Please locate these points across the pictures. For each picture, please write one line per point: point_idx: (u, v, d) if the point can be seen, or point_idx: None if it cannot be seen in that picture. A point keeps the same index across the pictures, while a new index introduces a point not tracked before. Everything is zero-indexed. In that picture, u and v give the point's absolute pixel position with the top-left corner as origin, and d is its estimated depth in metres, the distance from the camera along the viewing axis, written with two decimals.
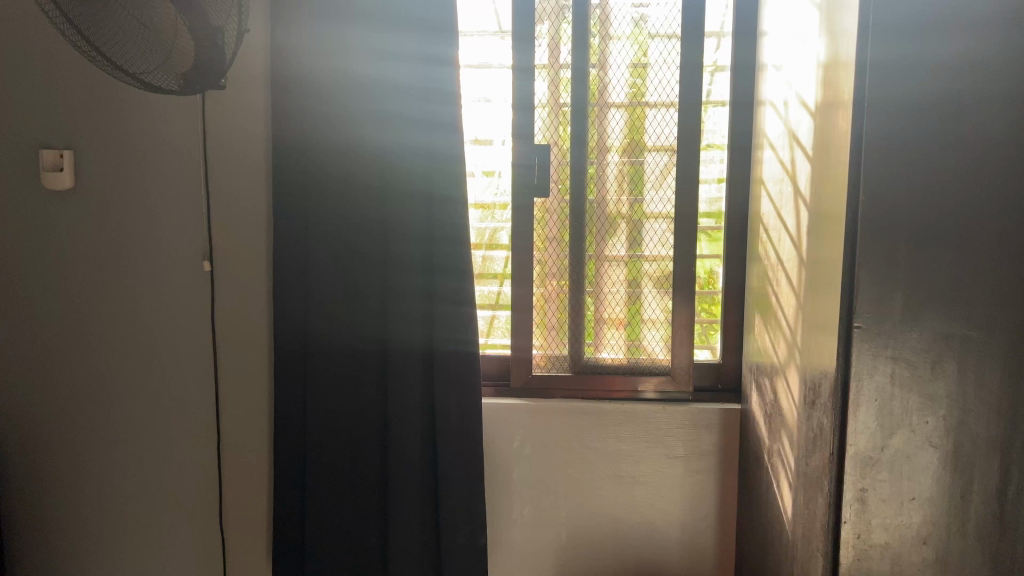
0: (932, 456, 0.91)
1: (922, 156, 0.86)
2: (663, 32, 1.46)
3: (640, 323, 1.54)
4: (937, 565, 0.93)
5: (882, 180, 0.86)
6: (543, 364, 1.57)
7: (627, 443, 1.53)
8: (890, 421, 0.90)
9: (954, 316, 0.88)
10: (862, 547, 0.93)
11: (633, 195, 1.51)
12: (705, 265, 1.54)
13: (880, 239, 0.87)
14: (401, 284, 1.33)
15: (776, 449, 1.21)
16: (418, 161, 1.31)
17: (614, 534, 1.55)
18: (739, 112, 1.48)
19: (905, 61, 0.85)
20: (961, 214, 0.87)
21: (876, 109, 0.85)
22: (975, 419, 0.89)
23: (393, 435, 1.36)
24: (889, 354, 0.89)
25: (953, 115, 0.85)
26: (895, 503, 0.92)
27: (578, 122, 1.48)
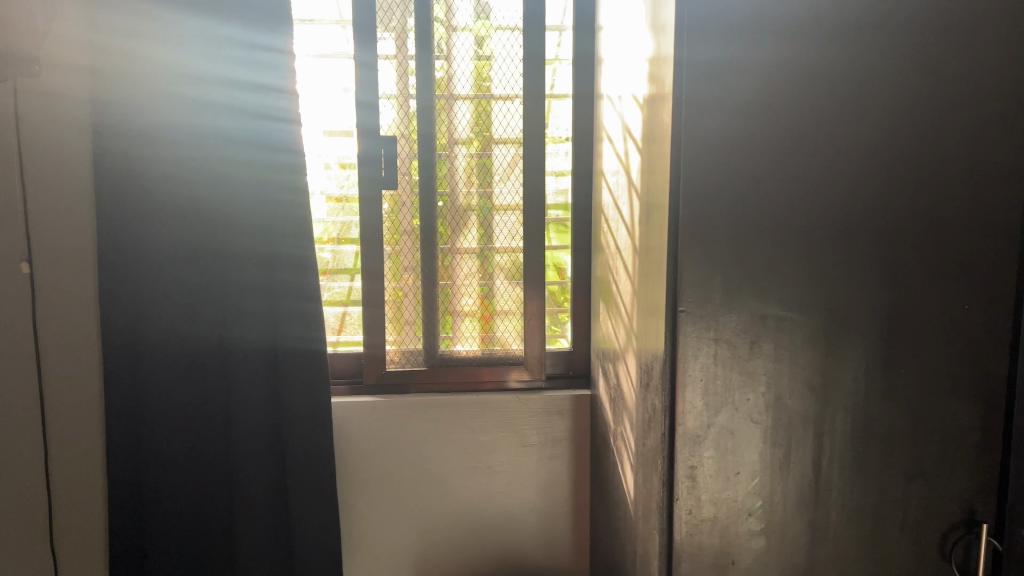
0: (754, 430, 0.96)
1: (736, 147, 0.90)
2: (506, 24, 1.47)
3: (494, 315, 1.56)
4: (763, 535, 0.98)
5: (699, 170, 0.90)
6: (396, 359, 1.55)
7: (484, 435, 1.53)
8: (715, 400, 0.95)
9: (769, 299, 0.93)
10: (694, 522, 0.97)
11: (482, 186, 1.51)
12: (557, 257, 1.57)
13: (700, 227, 0.91)
14: (241, 280, 1.30)
15: (619, 432, 1.25)
16: (256, 152, 1.27)
17: (474, 526, 1.55)
18: (582, 105, 1.51)
19: (716, 58, 0.89)
20: (773, 201, 0.91)
21: (693, 103, 0.89)
22: (789, 395, 0.95)
23: (240, 437, 1.32)
24: (711, 335, 0.94)
25: (769, 111, 0.89)
26: (722, 478, 0.97)
27: (426, 121, 1.47)
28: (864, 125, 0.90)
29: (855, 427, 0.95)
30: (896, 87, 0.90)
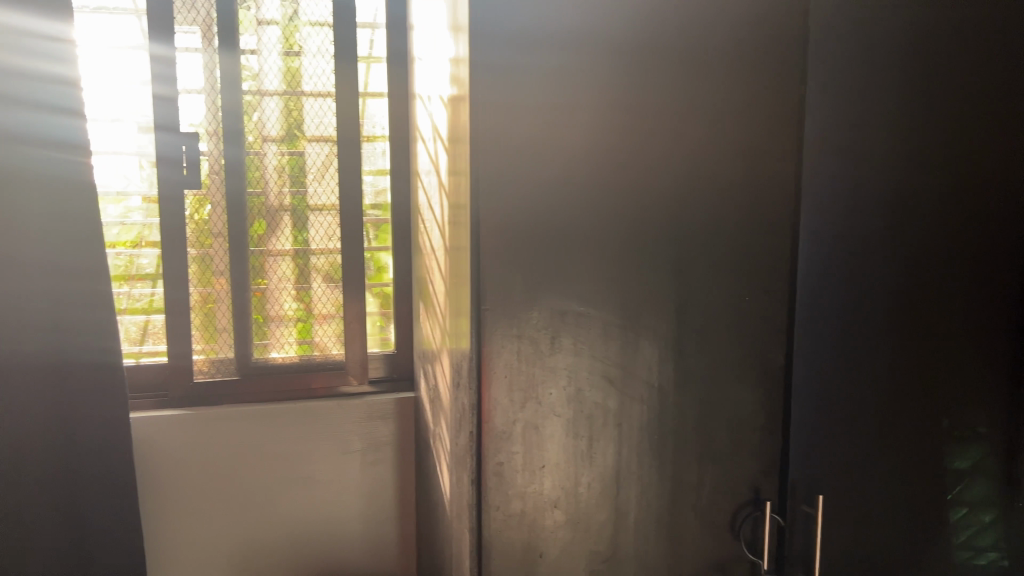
0: (557, 424, 0.98)
1: (530, 148, 0.91)
2: (316, 20, 1.43)
3: (312, 319, 1.51)
4: (568, 525, 1.00)
5: (496, 171, 0.90)
6: (205, 368, 1.46)
7: (303, 444, 1.49)
8: (520, 395, 0.96)
9: (568, 295, 0.95)
10: (502, 518, 0.98)
11: (294, 187, 1.46)
12: (378, 258, 1.54)
13: (499, 225, 0.92)
14: (18, 287, 1.19)
15: (437, 432, 1.24)
16: (37, 147, 1.17)
17: (296, 538, 1.50)
18: (396, 104, 1.49)
19: (509, 61, 0.89)
20: (568, 200, 0.93)
21: (490, 105, 0.89)
22: (588, 387, 0.98)
23: (21, 458, 1.20)
24: (514, 332, 0.95)
25: (564, 114, 0.92)
26: (528, 472, 0.98)
27: (232, 119, 1.40)
28: (649, 128, 0.94)
29: (648, 416, 1.00)
30: (677, 93, 0.95)
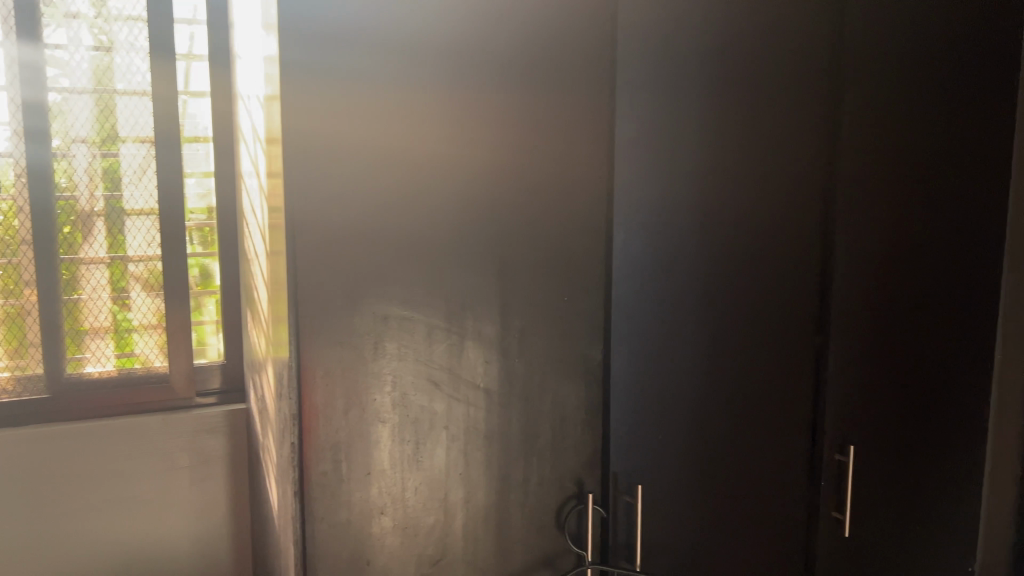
0: (382, 430, 0.96)
1: (346, 151, 0.90)
2: (128, 13, 1.35)
3: (131, 331, 1.42)
4: (396, 530, 0.99)
5: (310, 174, 0.88)
6: (9, 386, 1.35)
7: (124, 462, 1.40)
8: (343, 402, 0.94)
9: (391, 299, 0.95)
10: (327, 528, 0.95)
11: (108, 190, 1.38)
12: (203, 263, 1.46)
13: (315, 229, 0.90)
14: None
15: (264, 444, 1.19)
16: None
17: (118, 562, 1.41)
18: (220, 104, 1.42)
19: (320, 64, 0.88)
20: (386, 204, 0.93)
21: (304, 108, 0.87)
22: (414, 391, 0.97)
23: None
24: (336, 338, 0.93)
25: (383, 118, 0.91)
26: (353, 480, 0.96)
27: (34, 117, 1.31)
28: (469, 132, 0.96)
29: (476, 417, 1.01)
30: (492, 98, 0.96)
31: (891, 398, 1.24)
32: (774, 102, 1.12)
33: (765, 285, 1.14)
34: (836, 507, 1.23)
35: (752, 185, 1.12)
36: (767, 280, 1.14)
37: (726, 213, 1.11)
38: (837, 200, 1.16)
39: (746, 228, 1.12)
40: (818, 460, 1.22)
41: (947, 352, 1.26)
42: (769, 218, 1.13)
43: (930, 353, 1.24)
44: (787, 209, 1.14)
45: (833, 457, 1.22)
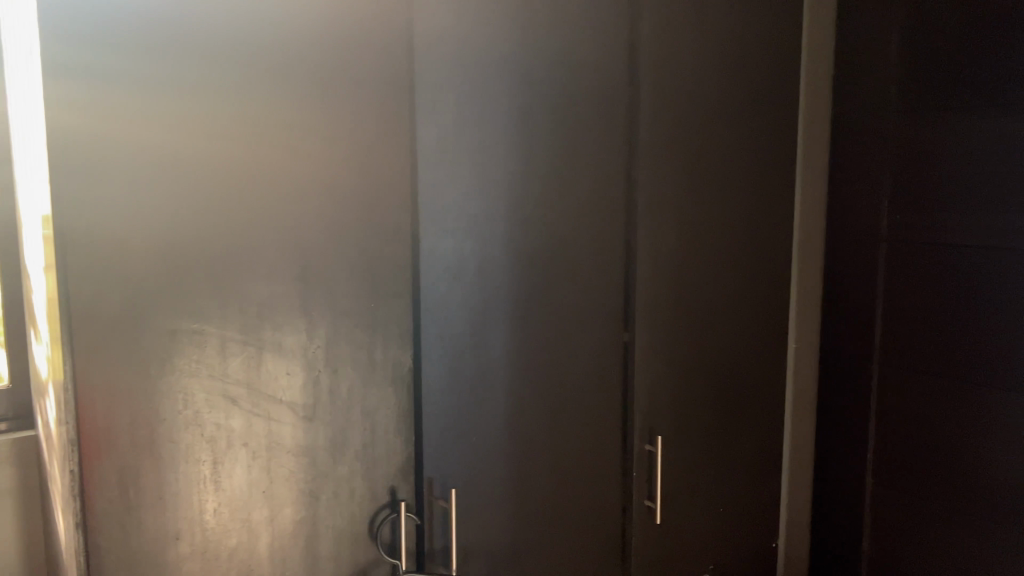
0: (175, 451, 0.90)
1: (123, 155, 0.84)
2: None
3: None
4: (193, 556, 0.93)
5: (81, 180, 0.82)
6: None
7: None
8: (127, 425, 0.88)
9: (180, 312, 0.89)
10: (113, 560, 0.88)
11: None
12: None
13: (87, 240, 0.83)
14: None
15: (50, 474, 1.09)
16: None
17: None
18: None
19: (88, 61, 0.81)
20: (170, 212, 0.87)
21: (64, 106, 0.81)
22: (209, 408, 0.92)
23: None
24: (117, 356, 0.86)
25: (155, 117, 0.85)
26: (142, 507, 0.89)
27: None
28: (261, 136, 0.92)
29: (279, 432, 0.96)
30: (285, 99, 0.93)
31: (694, 387, 1.36)
32: (577, 110, 1.17)
33: (572, 287, 1.19)
34: (648, 495, 1.31)
35: (557, 190, 1.16)
36: (574, 282, 1.19)
37: (533, 217, 1.14)
38: (637, 206, 1.25)
39: (553, 231, 1.17)
40: (631, 452, 1.28)
41: (731, 341, 1.41)
42: (574, 220, 1.18)
43: (721, 341, 1.39)
44: (591, 211, 1.20)
45: (643, 448, 1.30)
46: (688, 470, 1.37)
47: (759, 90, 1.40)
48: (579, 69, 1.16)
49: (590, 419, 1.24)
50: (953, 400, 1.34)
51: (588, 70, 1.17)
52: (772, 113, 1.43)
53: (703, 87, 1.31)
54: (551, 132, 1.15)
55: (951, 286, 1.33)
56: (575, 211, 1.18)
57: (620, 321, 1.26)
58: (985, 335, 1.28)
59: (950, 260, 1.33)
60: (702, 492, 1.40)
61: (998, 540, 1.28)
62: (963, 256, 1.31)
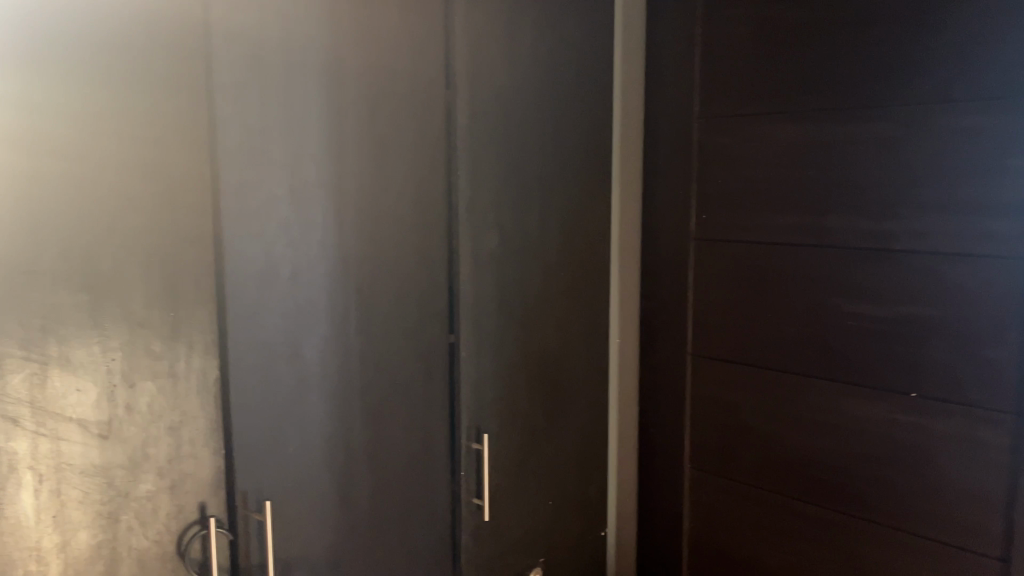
0: None
1: None
2: None
3: None
4: None
5: None
6: None
7: None
8: None
9: None
10: None
11: None
12: None
13: None
14: None
15: None
16: None
17: None
18: None
19: None
20: None
21: None
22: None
23: None
24: None
25: None
26: None
27: None
28: (31, 134, 0.83)
29: (69, 452, 0.89)
30: (71, 97, 0.85)
31: (519, 384, 1.39)
32: (393, 112, 1.17)
33: (392, 290, 1.19)
34: (476, 494, 1.33)
35: (375, 192, 1.16)
36: (394, 284, 1.19)
37: (350, 219, 1.13)
38: (458, 208, 1.25)
39: (372, 234, 1.16)
40: (459, 452, 1.30)
41: (556, 338, 1.45)
42: (393, 223, 1.18)
43: (546, 339, 1.43)
44: (409, 214, 1.20)
45: (471, 446, 1.31)
46: (517, 466, 1.40)
47: (574, 95, 1.45)
48: (394, 70, 1.16)
49: (418, 420, 1.25)
50: (756, 385, 1.43)
51: (404, 70, 1.17)
52: (587, 117, 1.49)
53: (519, 91, 1.34)
54: (364, 133, 1.14)
55: (758, 282, 1.42)
56: (393, 213, 1.18)
57: (444, 321, 1.27)
58: (783, 324, 1.38)
59: (752, 259, 1.42)
60: (531, 487, 1.44)
61: (798, 511, 1.39)
62: (762, 252, 1.41)
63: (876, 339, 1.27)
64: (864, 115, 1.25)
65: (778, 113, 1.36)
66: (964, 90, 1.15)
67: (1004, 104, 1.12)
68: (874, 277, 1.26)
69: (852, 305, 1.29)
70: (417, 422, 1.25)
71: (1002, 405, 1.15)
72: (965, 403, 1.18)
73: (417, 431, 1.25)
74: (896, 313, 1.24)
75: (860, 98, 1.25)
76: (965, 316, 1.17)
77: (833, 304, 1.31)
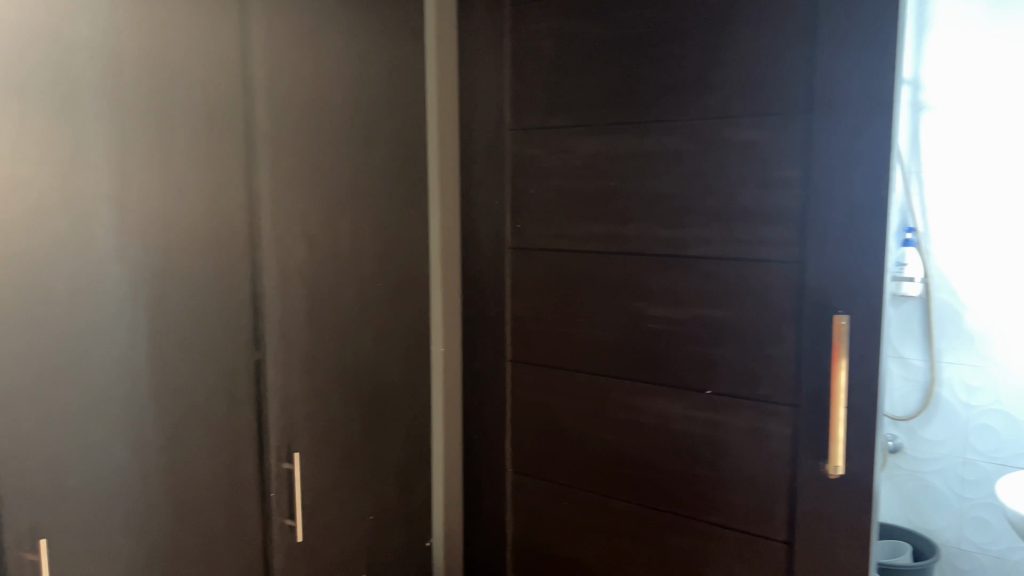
0: None
1: None
2: None
3: None
4: None
5: None
6: None
7: None
8: None
9: None
10: None
11: None
12: None
13: None
14: None
15: None
16: None
17: None
18: None
19: None
20: None
21: None
22: None
23: None
24: None
25: None
26: None
27: None
28: None
29: None
30: None
31: (335, 399, 1.36)
32: (190, 117, 1.10)
33: (192, 305, 1.13)
34: (288, 514, 1.29)
35: (170, 202, 1.08)
36: (195, 298, 1.13)
37: (143, 231, 1.05)
38: (261, 219, 1.21)
39: (169, 246, 1.09)
40: (268, 473, 1.25)
41: (373, 350, 1.44)
42: (193, 234, 1.12)
43: (363, 352, 1.41)
44: (212, 227, 1.14)
45: (281, 466, 1.27)
46: (334, 482, 1.37)
47: (386, 104, 1.43)
48: (189, 73, 1.10)
49: (224, 442, 1.19)
50: (570, 388, 1.47)
51: (201, 73, 1.11)
52: (402, 128, 1.47)
53: (327, 99, 1.31)
54: (157, 139, 1.06)
55: (570, 289, 1.46)
56: (190, 227, 1.11)
57: (250, 341, 1.21)
58: (592, 328, 1.43)
59: (565, 266, 1.46)
60: (349, 503, 1.41)
61: (611, 509, 1.44)
62: (571, 259, 1.45)
63: (675, 341, 1.34)
64: (658, 129, 1.32)
65: (581, 125, 1.41)
66: (741, 107, 1.24)
67: (775, 120, 1.21)
68: (670, 283, 1.33)
69: (653, 308, 1.35)
70: (223, 444, 1.19)
71: (782, 398, 1.24)
72: (755, 398, 1.26)
73: (225, 453, 1.19)
74: (690, 315, 1.32)
75: (660, 111, 1.31)
76: (750, 316, 1.26)
77: (637, 308, 1.37)
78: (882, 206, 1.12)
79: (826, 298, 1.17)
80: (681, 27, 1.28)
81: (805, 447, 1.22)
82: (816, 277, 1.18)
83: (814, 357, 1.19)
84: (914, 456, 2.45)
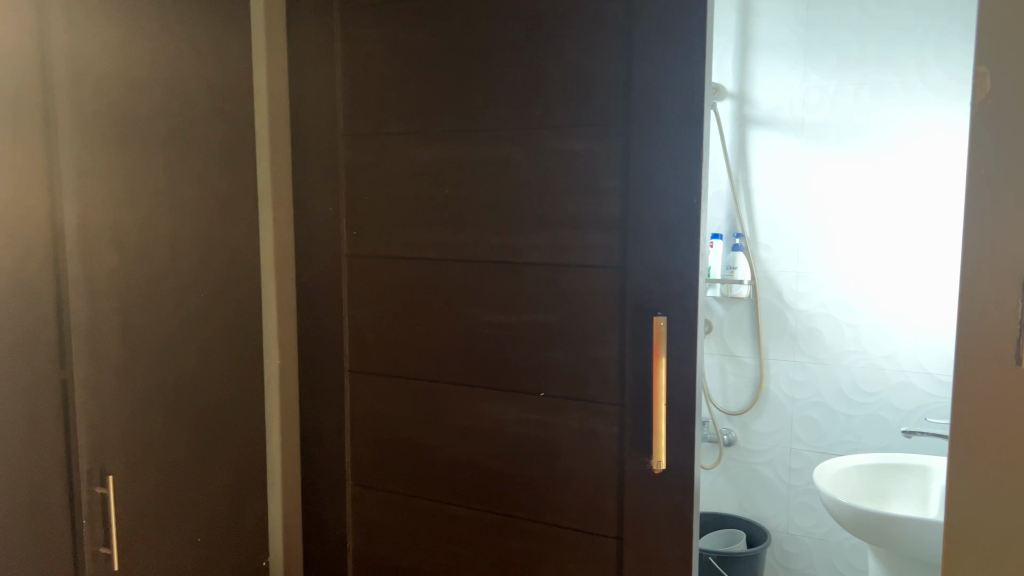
0: None
1: None
2: None
3: None
4: None
5: None
6: None
7: None
8: None
9: None
10: None
11: None
12: None
13: None
14: None
15: None
16: None
17: None
18: None
19: None
20: None
21: None
22: None
23: None
24: None
25: None
26: None
27: None
28: None
29: None
30: None
31: (154, 418, 1.29)
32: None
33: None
34: (103, 541, 1.21)
35: None
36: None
37: None
38: (66, 226, 1.12)
39: None
40: (79, 498, 1.17)
41: (197, 364, 1.37)
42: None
43: (186, 366, 1.35)
44: (12, 235, 1.04)
45: (94, 490, 1.19)
46: (155, 505, 1.30)
47: (209, 108, 1.38)
48: None
49: (31, 469, 1.09)
50: (408, 396, 1.46)
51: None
52: (226, 134, 1.42)
53: (142, 101, 1.24)
54: None
55: (407, 297, 1.45)
56: None
57: (55, 360, 1.12)
58: (429, 336, 1.43)
59: (401, 273, 1.45)
60: (173, 525, 1.34)
61: (451, 515, 1.44)
62: (406, 266, 1.44)
63: (509, 345, 1.36)
64: (488, 137, 1.34)
65: (413, 132, 1.41)
66: (565, 117, 1.27)
67: (596, 130, 1.25)
68: (503, 289, 1.35)
69: (487, 314, 1.37)
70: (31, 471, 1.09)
71: (609, 398, 1.28)
72: (585, 399, 1.30)
73: (32, 481, 1.09)
74: (523, 321, 1.34)
75: (492, 119, 1.33)
76: (578, 320, 1.29)
77: (472, 314, 1.38)
78: (695, 212, 1.18)
79: (648, 301, 1.22)
80: (508, 37, 1.31)
81: (630, 444, 1.26)
82: (637, 281, 1.23)
83: (637, 358, 1.24)
84: (746, 447, 2.61)
